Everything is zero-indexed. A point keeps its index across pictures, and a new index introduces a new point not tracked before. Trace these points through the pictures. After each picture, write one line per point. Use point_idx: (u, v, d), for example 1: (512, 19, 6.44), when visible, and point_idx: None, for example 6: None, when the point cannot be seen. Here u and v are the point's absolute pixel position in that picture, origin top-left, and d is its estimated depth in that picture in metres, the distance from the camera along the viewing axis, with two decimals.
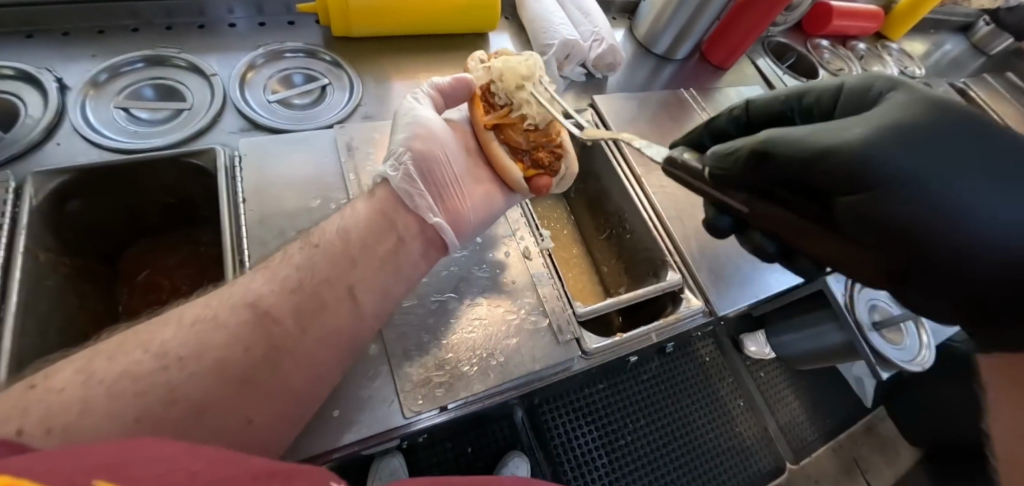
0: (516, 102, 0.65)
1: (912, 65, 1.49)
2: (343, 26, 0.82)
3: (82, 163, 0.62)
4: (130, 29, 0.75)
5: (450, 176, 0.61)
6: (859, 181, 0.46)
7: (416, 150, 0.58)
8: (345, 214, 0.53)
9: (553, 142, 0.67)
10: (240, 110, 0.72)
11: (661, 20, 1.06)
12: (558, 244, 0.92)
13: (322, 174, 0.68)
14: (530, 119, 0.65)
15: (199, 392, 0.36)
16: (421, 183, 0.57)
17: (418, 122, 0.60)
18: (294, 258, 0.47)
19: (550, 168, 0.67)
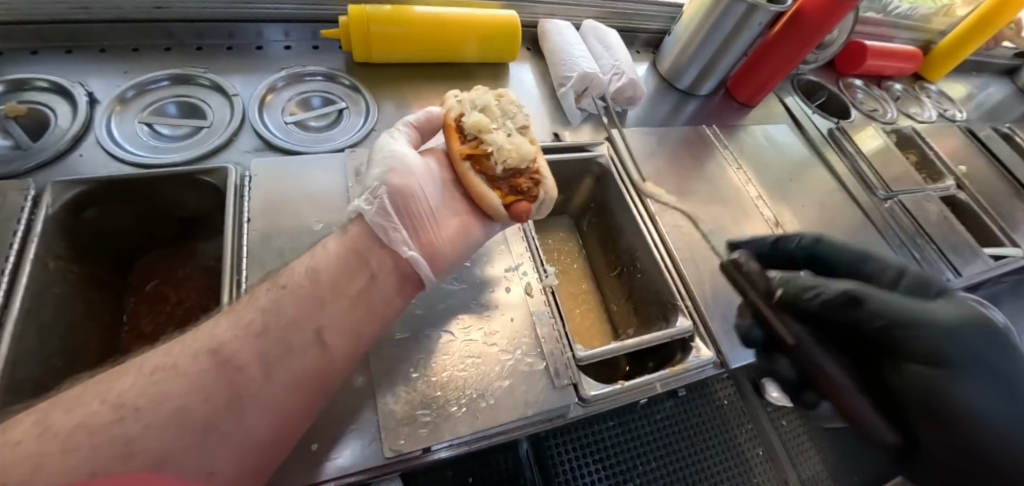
0: (487, 133, 0.63)
1: (952, 107, 1.43)
2: (364, 52, 0.83)
3: (100, 176, 0.64)
4: (162, 49, 0.79)
5: (428, 210, 0.58)
6: (923, 353, 0.56)
7: (389, 185, 0.55)
8: (316, 252, 0.52)
9: (529, 168, 0.64)
10: (256, 131, 0.74)
11: (685, 55, 1.05)
12: (566, 278, 0.89)
13: (327, 197, 0.68)
14: (505, 147, 0.62)
15: (157, 442, 0.35)
16: (395, 218, 0.54)
17: (391, 157, 0.59)
18: (260, 300, 0.46)
19: (529, 193, 0.63)
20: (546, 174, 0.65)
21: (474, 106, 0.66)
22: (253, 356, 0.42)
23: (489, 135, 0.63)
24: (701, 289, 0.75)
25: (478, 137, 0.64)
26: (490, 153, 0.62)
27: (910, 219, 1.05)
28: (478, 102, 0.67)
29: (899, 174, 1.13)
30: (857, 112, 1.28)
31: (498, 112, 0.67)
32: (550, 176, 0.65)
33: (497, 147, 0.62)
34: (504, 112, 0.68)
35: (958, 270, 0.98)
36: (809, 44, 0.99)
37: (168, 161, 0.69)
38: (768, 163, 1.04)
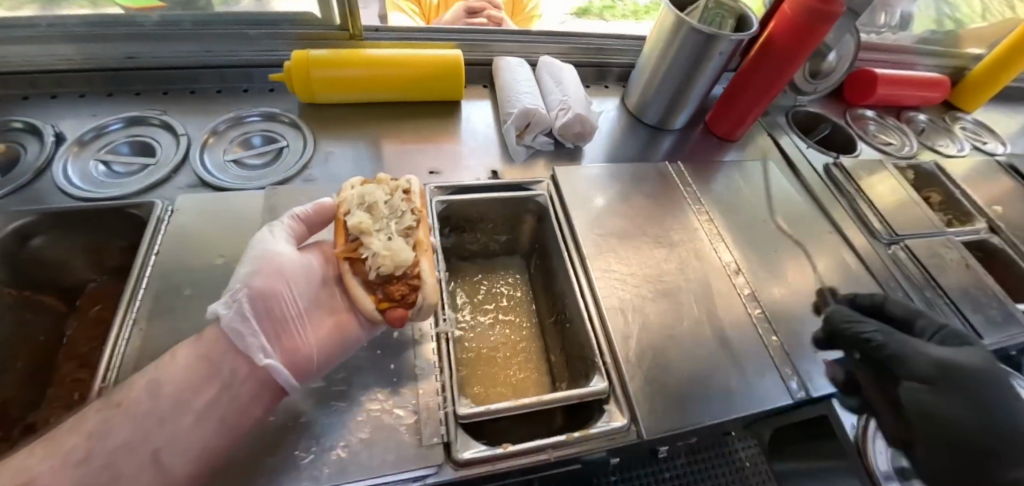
0: (365, 237, 0.62)
1: (992, 140, 1.25)
2: (308, 92, 0.87)
3: (47, 208, 0.71)
4: (134, 93, 0.87)
5: (293, 313, 0.59)
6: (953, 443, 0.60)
7: (252, 288, 0.57)
8: (162, 364, 0.53)
9: (409, 273, 0.62)
10: (193, 169, 0.79)
11: (648, 91, 1.00)
12: (507, 322, 0.87)
13: (237, 228, 0.71)
14: (380, 253, 0.60)
15: None
16: (255, 323, 0.55)
17: (261, 257, 0.60)
18: (87, 423, 0.47)
19: (405, 300, 0.60)
20: (426, 276, 0.61)
21: (362, 202, 0.66)
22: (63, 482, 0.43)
23: (366, 238, 0.62)
24: (628, 343, 0.67)
25: (359, 239, 0.63)
26: (367, 253, 0.61)
27: (918, 268, 0.90)
28: (367, 198, 0.66)
29: (909, 216, 0.99)
30: (867, 145, 1.15)
31: (386, 209, 0.65)
32: (432, 280, 0.62)
33: (372, 248, 0.61)
34: (394, 209, 0.66)
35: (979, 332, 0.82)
36: (786, 73, 0.91)
37: (107, 197, 0.74)
38: (742, 204, 0.94)
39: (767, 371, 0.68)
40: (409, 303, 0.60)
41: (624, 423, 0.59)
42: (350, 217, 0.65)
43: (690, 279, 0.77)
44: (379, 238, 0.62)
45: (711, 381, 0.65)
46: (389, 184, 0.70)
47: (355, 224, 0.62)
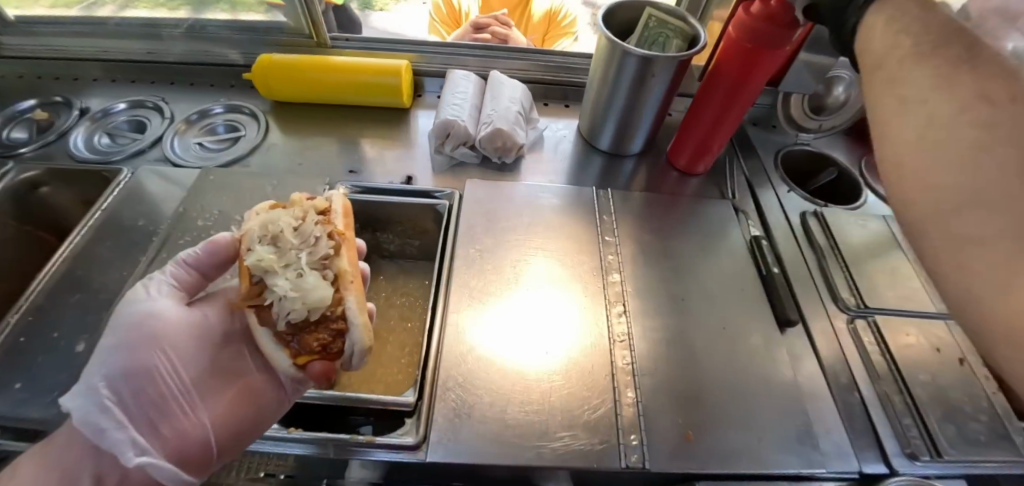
0: (270, 280, 0.52)
1: None
2: (270, 91, 0.98)
3: (52, 165, 0.90)
4: (149, 82, 1.07)
5: (178, 391, 0.52)
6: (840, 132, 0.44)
7: (118, 370, 0.49)
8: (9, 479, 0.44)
9: (329, 319, 0.54)
10: (161, 147, 0.95)
11: (597, 116, 0.92)
12: (398, 317, 0.83)
13: (165, 202, 0.86)
14: (289, 298, 0.51)
15: None
16: (120, 415, 0.47)
17: (132, 326, 0.51)
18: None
19: (328, 352, 0.54)
20: (352, 316, 0.54)
21: (264, 233, 0.55)
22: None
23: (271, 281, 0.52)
24: (457, 365, 0.64)
25: (264, 281, 0.53)
26: (273, 298, 0.52)
27: (881, 353, 0.71)
28: (270, 228, 0.55)
29: (896, 287, 0.79)
30: (878, 198, 0.95)
31: (293, 239, 0.55)
32: (357, 322, 0.54)
33: (277, 292, 0.51)
34: (307, 240, 0.56)
35: (938, 448, 0.61)
36: (741, 100, 0.79)
37: (94, 160, 0.92)
38: (668, 242, 0.82)
39: (605, 422, 0.60)
40: (335, 352, 0.54)
41: (413, 440, 0.57)
42: (249, 255, 0.54)
43: (566, 311, 0.71)
44: (286, 281, 0.52)
45: (527, 420, 0.59)
46: (298, 204, 0.59)
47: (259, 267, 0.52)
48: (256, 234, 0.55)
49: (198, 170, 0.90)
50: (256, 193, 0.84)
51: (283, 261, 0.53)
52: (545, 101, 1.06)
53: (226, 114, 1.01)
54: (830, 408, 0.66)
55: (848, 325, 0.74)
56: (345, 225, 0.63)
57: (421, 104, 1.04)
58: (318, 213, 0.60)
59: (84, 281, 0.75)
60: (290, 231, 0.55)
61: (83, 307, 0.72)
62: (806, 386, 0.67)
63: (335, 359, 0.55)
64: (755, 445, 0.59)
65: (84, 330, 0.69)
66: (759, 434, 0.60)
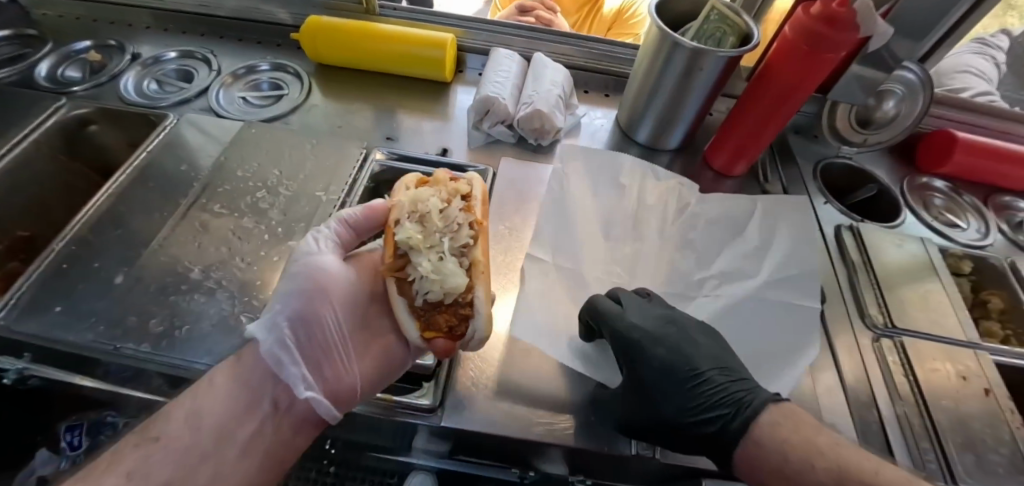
0: (414, 258, 0.56)
1: None
2: (316, 53, 1.00)
3: (103, 104, 0.93)
4: (199, 34, 1.11)
5: (335, 338, 0.56)
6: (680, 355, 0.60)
7: (294, 311, 0.55)
8: (200, 391, 0.49)
9: (460, 301, 0.56)
10: (207, 97, 0.98)
11: (637, 107, 0.91)
12: None
13: (207, 151, 0.88)
14: (430, 278, 0.55)
15: None
16: (294, 349, 0.53)
17: (307, 274, 0.57)
18: (125, 460, 0.43)
19: (453, 331, 0.56)
20: (478, 304, 0.56)
21: (413, 210, 0.60)
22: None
23: (415, 259, 0.56)
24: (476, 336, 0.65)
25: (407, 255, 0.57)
26: (415, 274, 0.56)
27: (905, 375, 0.70)
28: (419, 207, 0.60)
29: (927, 312, 0.77)
30: (917, 219, 0.93)
31: (438, 221, 0.58)
32: (483, 311, 0.56)
33: (418, 271, 0.55)
34: (449, 227, 0.59)
35: (953, 475, 0.60)
36: (788, 105, 0.78)
37: (142, 103, 0.95)
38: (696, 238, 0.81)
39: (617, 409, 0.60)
40: (458, 334, 0.56)
41: (429, 403, 0.58)
42: (398, 227, 0.58)
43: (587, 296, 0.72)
44: (428, 262, 0.55)
45: (541, 397, 0.60)
46: (444, 186, 0.63)
47: (408, 244, 0.56)
48: (405, 210, 0.60)
49: (240, 123, 0.92)
50: (294, 149, 0.85)
51: (425, 241, 0.57)
52: (585, 88, 1.05)
53: (271, 72, 1.04)
54: (845, 422, 0.65)
55: (873, 343, 0.73)
56: (483, 211, 0.64)
57: (461, 79, 1.04)
58: (460, 197, 0.63)
59: (126, 218, 0.77)
60: (436, 212, 0.59)
61: (123, 241, 0.74)
62: (823, 398, 0.66)
63: (457, 341, 0.56)
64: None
65: (123, 264, 0.71)
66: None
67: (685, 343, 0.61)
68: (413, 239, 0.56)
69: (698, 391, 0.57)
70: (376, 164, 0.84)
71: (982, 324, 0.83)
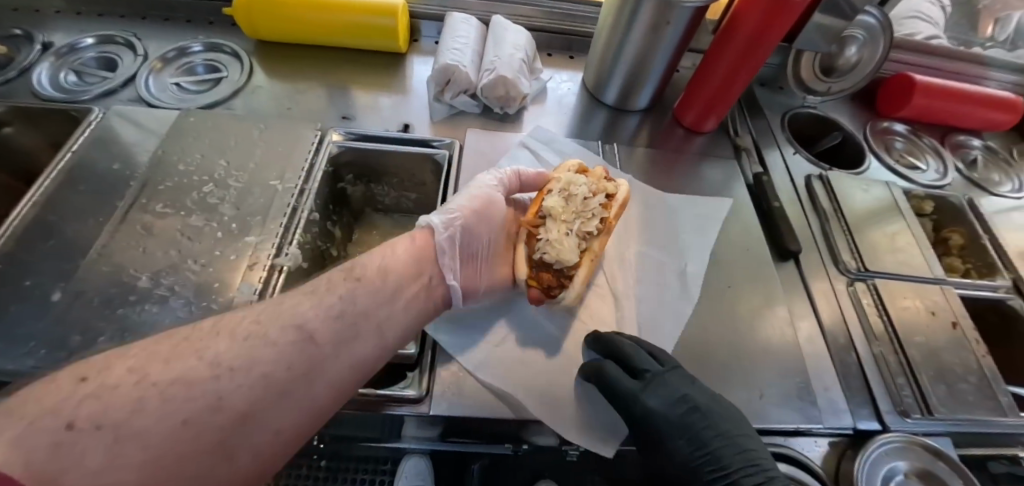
0: (550, 226, 0.68)
1: None
2: (253, 29, 0.91)
3: (12, 102, 0.82)
4: (119, 16, 1.00)
5: (482, 255, 0.65)
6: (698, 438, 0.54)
7: (466, 214, 0.63)
8: (386, 250, 0.57)
9: (567, 271, 0.66)
10: (135, 86, 0.88)
11: (604, 67, 0.87)
12: None
13: (142, 146, 0.80)
14: (552, 245, 0.66)
15: (243, 401, 0.38)
16: (456, 245, 0.61)
17: (482, 191, 0.67)
18: (338, 288, 0.50)
19: (547, 288, 0.65)
20: (577, 282, 0.65)
21: (564, 189, 0.71)
22: (285, 353, 0.42)
23: (550, 227, 0.68)
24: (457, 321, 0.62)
25: (549, 219, 0.69)
26: (544, 236, 0.68)
27: (879, 316, 0.72)
28: (570, 188, 0.71)
29: (896, 253, 0.79)
30: (882, 163, 0.95)
31: (578, 206, 0.70)
32: (579, 287, 0.65)
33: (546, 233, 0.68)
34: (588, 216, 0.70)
35: (929, 406, 0.63)
36: (757, 55, 0.75)
37: (60, 98, 0.85)
38: (679, 214, 0.78)
39: None
40: (551, 293, 0.65)
41: (415, 393, 0.55)
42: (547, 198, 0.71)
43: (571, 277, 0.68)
44: (557, 232, 0.67)
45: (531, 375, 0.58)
46: (596, 179, 0.74)
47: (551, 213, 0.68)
48: (560, 186, 0.71)
49: (176, 112, 0.84)
50: (241, 136, 0.78)
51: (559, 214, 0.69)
52: (549, 51, 1.00)
53: (204, 53, 0.95)
54: (828, 367, 0.66)
55: (848, 288, 0.75)
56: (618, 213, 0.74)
57: (417, 49, 0.97)
58: (604, 195, 0.73)
59: (57, 227, 0.69)
60: (584, 204, 0.70)
61: (58, 253, 0.67)
62: (805, 345, 0.68)
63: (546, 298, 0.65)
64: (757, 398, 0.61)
65: (59, 279, 0.64)
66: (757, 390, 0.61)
67: (710, 435, 0.54)
68: (556, 213, 0.69)
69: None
70: (334, 146, 0.78)
71: (945, 260, 0.86)
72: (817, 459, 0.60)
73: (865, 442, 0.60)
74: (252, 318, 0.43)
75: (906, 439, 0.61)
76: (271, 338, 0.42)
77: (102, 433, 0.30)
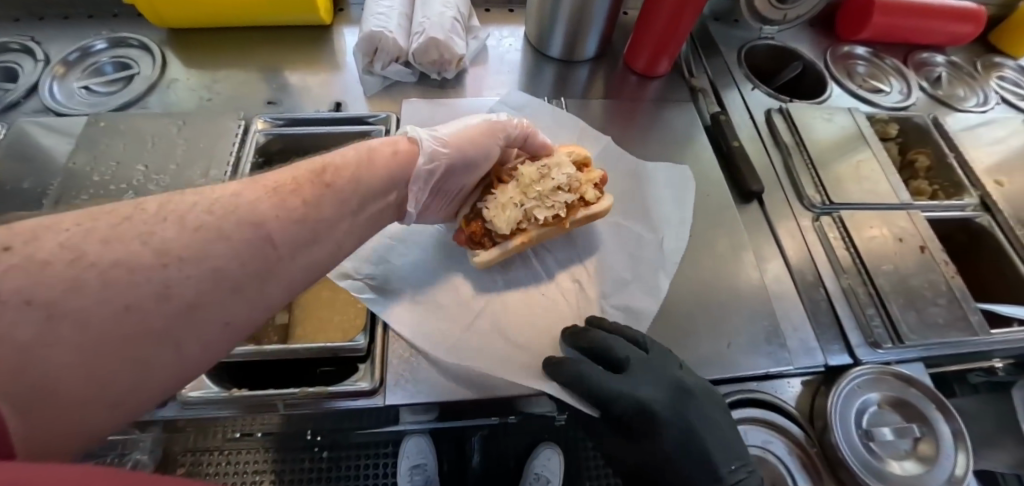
0: (507, 193, 0.64)
1: None
2: (157, 15, 0.82)
3: None
4: (12, 19, 0.90)
5: (447, 193, 0.61)
6: (687, 421, 0.53)
7: (455, 156, 0.58)
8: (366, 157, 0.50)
9: (499, 235, 0.62)
10: (38, 95, 0.80)
11: (544, 16, 0.81)
12: None
13: (54, 158, 0.72)
14: (498, 209, 0.62)
15: (196, 290, 0.30)
16: (431, 181, 0.56)
17: (482, 137, 0.61)
18: (306, 192, 0.41)
19: (475, 239, 0.62)
20: (507, 248, 0.61)
21: (545, 171, 0.65)
22: (246, 248, 0.34)
23: (507, 195, 0.64)
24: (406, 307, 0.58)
25: (517, 185, 0.65)
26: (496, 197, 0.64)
27: (846, 249, 0.70)
28: (551, 173, 0.65)
29: (860, 182, 0.77)
30: (843, 89, 0.91)
31: (550, 192, 0.64)
32: (502, 254, 0.60)
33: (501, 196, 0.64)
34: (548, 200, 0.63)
35: (899, 335, 0.62)
36: None
37: None
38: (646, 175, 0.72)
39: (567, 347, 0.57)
40: (472, 244, 0.62)
41: (368, 386, 0.53)
42: (523, 169, 0.66)
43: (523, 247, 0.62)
44: (507, 201, 0.63)
45: None
46: (586, 180, 0.66)
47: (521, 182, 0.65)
48: (541, 171, 0.65)
49: (85, 118, 0.77)
50: (159, 136, 0.72)
51: (525, 189, 0.64)
52: (486, 6, 0.93)
53: (109, 50, 0.87)
54: (797, 306, 0.64)
55: (814, 223, 0.72)
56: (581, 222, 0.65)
57: (345, 19, 0.90)
58: (581, 199, 0.65)
59: None
60: (555, 197, 0.63)
61: None
62: (775, 286, 0.66)
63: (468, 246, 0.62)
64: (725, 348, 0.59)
65: None
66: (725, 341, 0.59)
67: (697, 419, 0.53)
68: (523, 182, 0.65)
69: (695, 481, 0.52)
70: (261, 135, 0.73)
71: (912, 184, 0.84)
72: (791, 400, 0.59)
73: (838, 378, 0.60)
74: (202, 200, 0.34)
75: (878, 370, 0.60)
76: (227, 229, 0.34)
77: (29, 311, 0.23)
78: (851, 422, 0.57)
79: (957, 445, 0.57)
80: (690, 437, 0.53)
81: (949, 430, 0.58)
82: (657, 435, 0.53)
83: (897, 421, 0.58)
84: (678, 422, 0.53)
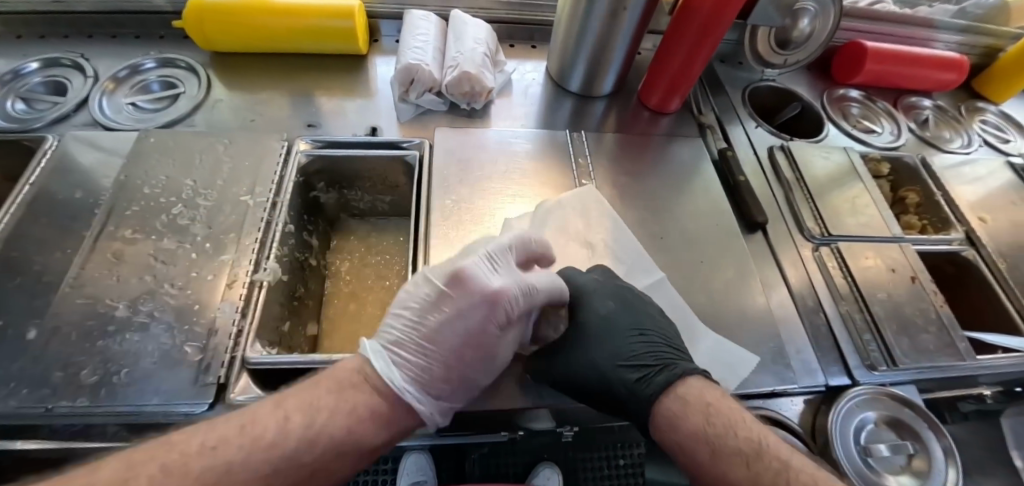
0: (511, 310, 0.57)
1: (1007, 144, 1.07)
2: (205, 39, 0.88)
3: None
4: (63, 36, 0.95)
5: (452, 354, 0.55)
6: (606, 302, 0.62)
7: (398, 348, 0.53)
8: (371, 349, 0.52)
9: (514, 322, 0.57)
10: (88, 108, 0.85)
11: (567, 55, 0.88)
12: (352, 277, 0.82)
13: (103, 171, 0.76)
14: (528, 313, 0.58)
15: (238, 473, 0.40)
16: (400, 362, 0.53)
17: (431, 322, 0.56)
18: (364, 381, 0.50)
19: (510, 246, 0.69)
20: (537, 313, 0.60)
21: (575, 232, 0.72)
22: (326, 440, 0.45)
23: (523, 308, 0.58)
24: None
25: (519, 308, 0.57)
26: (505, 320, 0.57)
27: (844, 278, 0.75)
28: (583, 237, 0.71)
29: (856, 216, 0.83)
30: (839, 130, 0.98)
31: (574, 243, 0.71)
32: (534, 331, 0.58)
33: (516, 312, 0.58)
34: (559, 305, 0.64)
35: (893, 358, 0.67)
36: (715, 32, 0.76)
37: (12, 129, 0.80)
38: (656, 208, 0.79)
39: None
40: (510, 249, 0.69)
41: None
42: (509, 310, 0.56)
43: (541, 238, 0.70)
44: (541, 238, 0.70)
45: None
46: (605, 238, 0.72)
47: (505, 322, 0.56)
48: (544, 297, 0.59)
49: (136, 133, 0.81)
50: (205, 153, 0.77)
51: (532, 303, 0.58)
52: (510, 42, 1.01)
53: (156, 69, 0.92)
54: (799, 330, 0.69)
55: (814, 253, 0.78)
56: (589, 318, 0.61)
57: (378, 50, 0.97)
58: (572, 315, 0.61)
59: (23, 263, 0.65)
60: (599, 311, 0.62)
61: (22, 289, 0.62)
62: (777, 310, 0.71)
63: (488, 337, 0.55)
64: (738, 379, 0.62)
65: (31, 316, 0.59)
66: (735, 341, 0.64)
67: (615, 299, 0.62)
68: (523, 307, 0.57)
69: (620, 355, 0.58)
70: (302, 155, 0.78)
71: (903, 218, 0.90)
72: (795, 417, 0.62)
73: (838, 396, 0.64)
74: (317, 398, 0.47)
75: (875, 392, 0.64)
76: None
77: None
78: (852, 437, 0.60)
79: (948, 461, 0.59)
80: (606, 316, 0.60)
81: (940, 447, 0.60)
82: (586, 333, 0.60)
83: (893, 439, 0.61)
84: (610, 318, 0.61)
